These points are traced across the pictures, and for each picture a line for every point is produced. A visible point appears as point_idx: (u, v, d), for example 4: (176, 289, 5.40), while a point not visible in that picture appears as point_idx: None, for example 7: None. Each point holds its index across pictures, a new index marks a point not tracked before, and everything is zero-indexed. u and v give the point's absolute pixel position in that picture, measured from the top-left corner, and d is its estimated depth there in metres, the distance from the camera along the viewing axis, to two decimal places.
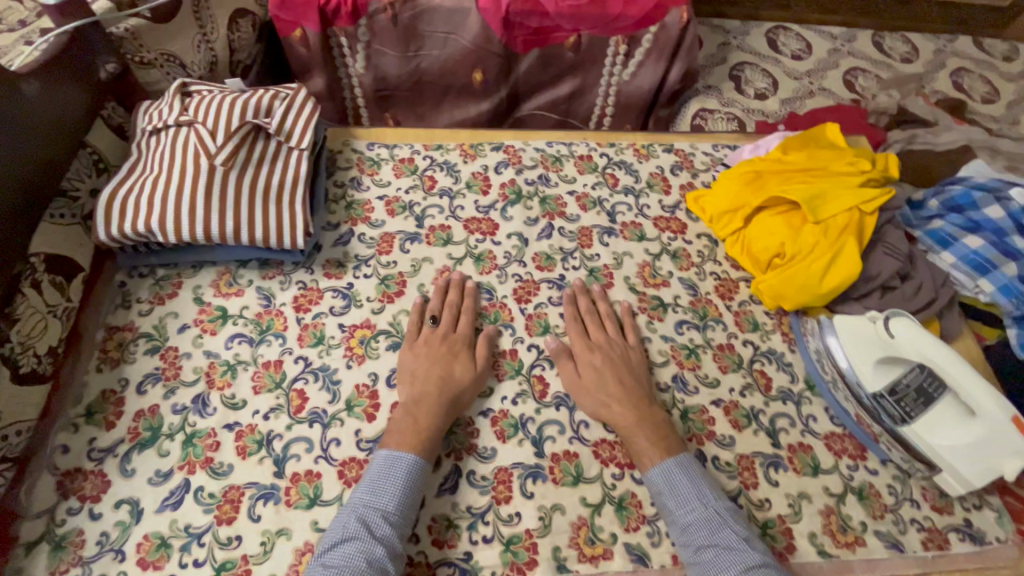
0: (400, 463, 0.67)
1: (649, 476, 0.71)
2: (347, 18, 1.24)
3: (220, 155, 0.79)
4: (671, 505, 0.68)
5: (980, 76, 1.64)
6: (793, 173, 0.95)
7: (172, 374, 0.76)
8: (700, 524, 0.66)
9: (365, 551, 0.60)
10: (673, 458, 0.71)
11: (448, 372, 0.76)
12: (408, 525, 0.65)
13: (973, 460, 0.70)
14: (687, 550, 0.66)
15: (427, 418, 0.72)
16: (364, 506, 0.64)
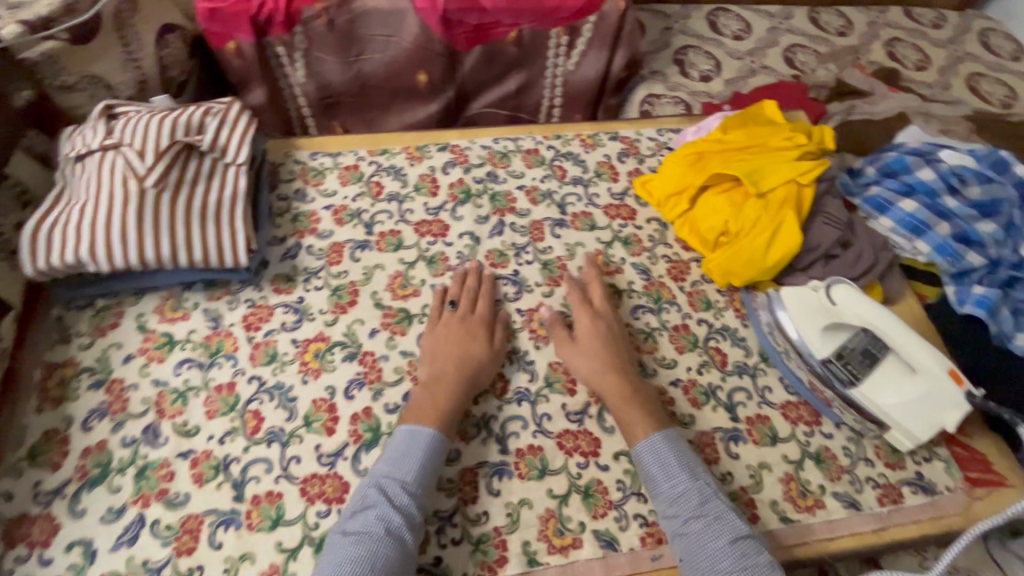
0: (421, 436, 0.69)
1: (639, 452, 0.71)
2: (282, 26, 1.22)
3: (150, 177, 0.76)
4: (658, 477, 0.69)
5: (912, 44, 1.69)
6: (735, 151, 0.97)
7: (119, 408, 0.74)
8: (691, 496, 0.67)
9: (382, 519, 0.62)
10: (660, 432, 0.72)
11: (467, 350, 0.78)
12: (428, 497, 0.67)
13: (919, 416, 0.73)
14: (674, 522, 0.67)
15: (445, 395, 0.73)
16: (385, 477, 0.66)
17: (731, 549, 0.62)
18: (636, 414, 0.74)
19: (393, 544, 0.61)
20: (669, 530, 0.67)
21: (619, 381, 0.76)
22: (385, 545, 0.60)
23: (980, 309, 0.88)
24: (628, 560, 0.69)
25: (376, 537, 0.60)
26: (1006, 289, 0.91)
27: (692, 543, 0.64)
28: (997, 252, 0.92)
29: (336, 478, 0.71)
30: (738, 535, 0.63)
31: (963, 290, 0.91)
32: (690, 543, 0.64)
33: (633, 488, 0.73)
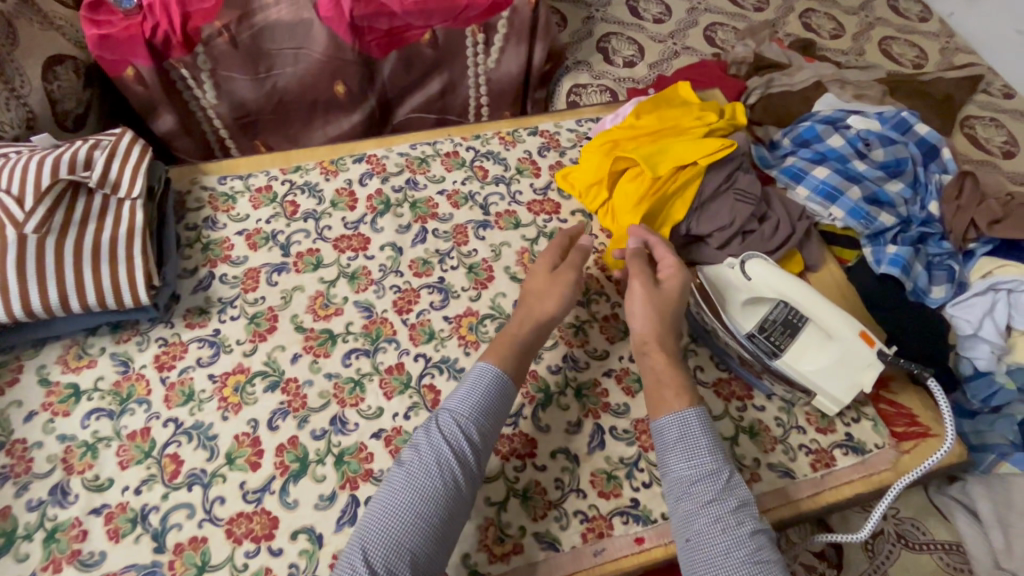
0: (486, 376, 0.70)
1: (662, 425, 0.68)
2: (181, 47, 1.17)
3: (30, 222, 0.72)
4: (680, 454, 0.66)
5: (825, 14, 1.73)
6: (644, 136, 0.98)
7: (22, 470, 0.69)
8: (718, 477, 0.64)
9: (437, 451, 0.63)
10: (694, 408, 0.68)
11: (551, 285, 0.80)
12: (488, 434, 0.67)
13: (840, 380, 0.75)
14: (691, 501, 0.63)
15: (518, 340, 0.75)
16: (447, 410, 0.67)
17: (751, 539, 0.59)
18: (665, 370, 0.73)
19: (446, 477, 0.61)
20: (682, 510, 0.63)
21: (659, 332, 0.75)
22: (437, 477, 0.61)
23: (895, 268, 0.91)
24: (570, 559, 0.68)
25: (431, 468, 0.62)
26: (918, 245, 0.95)
27: (709, 527, 0.61)
28: (906, 210, 0.97)
29: (264, 514, 0.68)
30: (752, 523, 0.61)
31: (878, 250, 0.94)
32: (708, 524, 0.61)
33: (571, 485, 0.73)
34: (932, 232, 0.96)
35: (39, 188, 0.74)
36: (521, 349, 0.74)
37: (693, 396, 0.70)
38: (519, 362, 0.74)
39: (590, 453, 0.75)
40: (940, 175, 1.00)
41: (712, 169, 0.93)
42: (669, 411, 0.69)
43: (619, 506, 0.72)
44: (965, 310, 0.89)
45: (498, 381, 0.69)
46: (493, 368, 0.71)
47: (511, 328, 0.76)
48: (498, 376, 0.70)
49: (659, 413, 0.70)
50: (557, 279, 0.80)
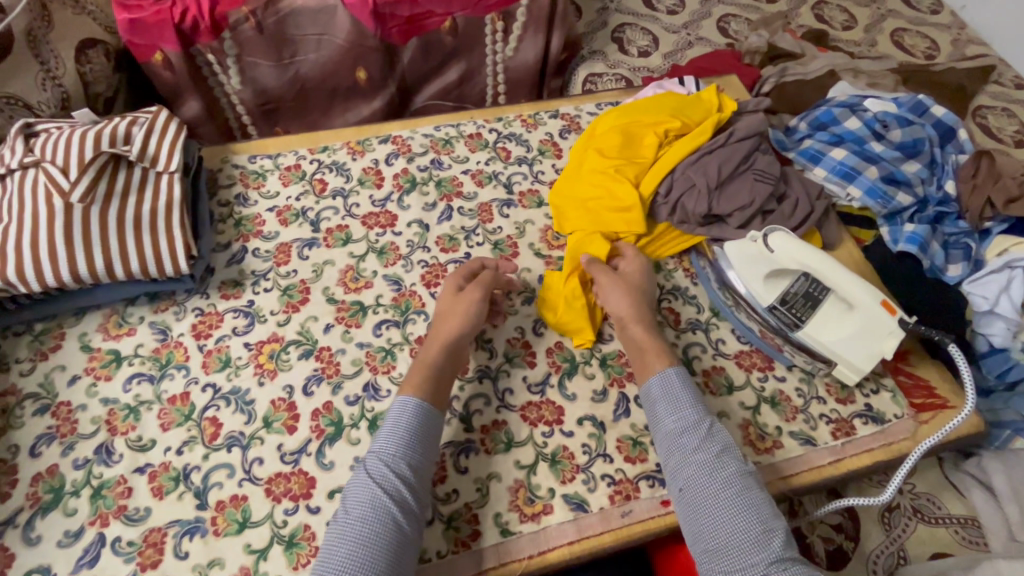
0: (405, 409, 0.69)
1: (648, 386, 0.72)
2: (209, 32, 1.19)
3: (76, 192, 0.75)
4: (667, 410, 0.69)
5: (838, 5, 1.74)
6: (607, 149, 0.95)
7: (68, 431, 0.72)
8: (701, 427, 0.67)
9: (370, 497, 0.62)
10: (672, 367, 0.73)
11: (458, 305, 0.79)
12: (420, 464, 0.66)
13: (861, 349, 0.77)
14: (681, 450, 0.66)
15: (437, 364, 0.74)
16: (372, 457, 0.66)
17: (737, 478, 0.63)
18: (646, 339, 0.77)
19: (382, 519, 0.60)
20: (673, 460, 0.66)
21: (636, 307, 0.80)
22: (373, 520, 0.60)
23: (912, 245, 0.93)
24: (598, 519, 0.70)
25: (364, 514, 0.61)
26: (935, 224, 0.97)
27: (698, 472, 0.64)
28: (922, 191, 0.98)
29: (302, 474, 0.70)
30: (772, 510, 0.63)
31: (895, 230, 0.96)
32: (697, 472, 0.64)
33: (598, 450, 0.75)
34: (949, 211, 0.97)
35: (84, 159, 0.77)
36: (441, 374, 0.73)
37: (672, 354, 0.75)
38: (439, 386, 0.73)
39: (616, 420, 0.77)
40: (957, 155, 1.02)
41: (729, 151, 0.92)
42: (655, 373, 0.72)
43: (645, 471, 0.74)
44: (981, 286, 0.90)
45: (417, 410, 0.69)
46: (411, 399, 0.70)
47: (429, 353, 0.75)
48: (417, 406, 0.69)
49: (645, 376, 0.74)
50: (462, 299, 0.79)
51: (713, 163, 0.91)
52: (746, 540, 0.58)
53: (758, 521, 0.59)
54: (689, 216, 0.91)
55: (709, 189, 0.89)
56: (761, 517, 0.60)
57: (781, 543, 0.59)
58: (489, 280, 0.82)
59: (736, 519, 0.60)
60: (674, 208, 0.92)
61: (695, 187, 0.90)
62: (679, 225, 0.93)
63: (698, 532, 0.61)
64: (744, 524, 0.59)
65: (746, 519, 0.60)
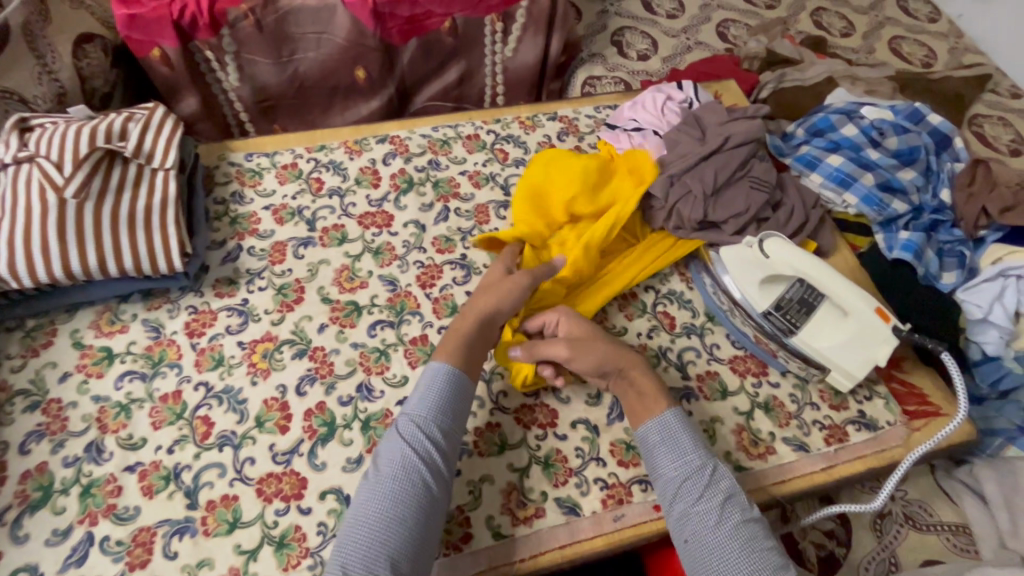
0: (439, 374, 0.69)
1: (645, 435, 0.70)
2: (207, 30, 1.19)
3: (70, 187, 0.74)
4: (669, 458, 0.67)
5: (836, 12, 1.75)
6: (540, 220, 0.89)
7: (58, 428, 0.71)
8: (703, 473, 0.65)
9: (402, 457, 0.62)
10: (669, 415, 0.70)
11: (505, 281, 0.79)
12: (450, 429, 0.67)
13: (855, 355, 0.77)
14: (682, 498, 0.64)
15: (467, 334, 0.74)
16: (405, 418, 0.66)
17: (743, 527, 0.61)
18: (646, 385, 0.73)
19: (413, 479, 0.61)
20: (676, 511, 0.64)
21: (620, 353, 0.75)
22: (404, 479, 0.61)
23: (907, 253, 0.94)
24: (590, 523, 0.70)
25: (395, 474, 0.61)
26: (930, 232, 0.97)
27: (702, 523, 0.62)
28: (918, 198, 0.99)
29: (293, 475, 0.70)
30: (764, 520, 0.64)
31: (890, 237, 0.97)
32: (702, 522, 0.62)
33: (591, 453, 0.75)
34: (944, 219, 0.98)
35: (79, 154, 0.76)
36: (473, 346, 0.74)
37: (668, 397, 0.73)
38: (467, 356, 0.73)
39: (610, 424, 0.77)
40: (952, 163, 1.03)
41: (726, 157, 0.92)
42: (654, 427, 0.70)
43: (638, 475, 0.74)
44: (975, 295, 0.90)
45: (449, 376, 0.69)
46: (444, 363, 0.70)
47: (466, 323, 0.75)
48: (451, 372, 0.70)
49: (640, 423, 0.71)
50: (512, 277, 0.80)
51: (711, 169, 0.91)
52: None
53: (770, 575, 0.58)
54: (685, 221, 0.91)
55: (705, 196, 0.90)
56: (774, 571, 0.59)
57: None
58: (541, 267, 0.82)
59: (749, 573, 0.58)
60: (670, 213, 0.91)
61: (691, 193, 0.90)
62: (674, 230, 0.92)
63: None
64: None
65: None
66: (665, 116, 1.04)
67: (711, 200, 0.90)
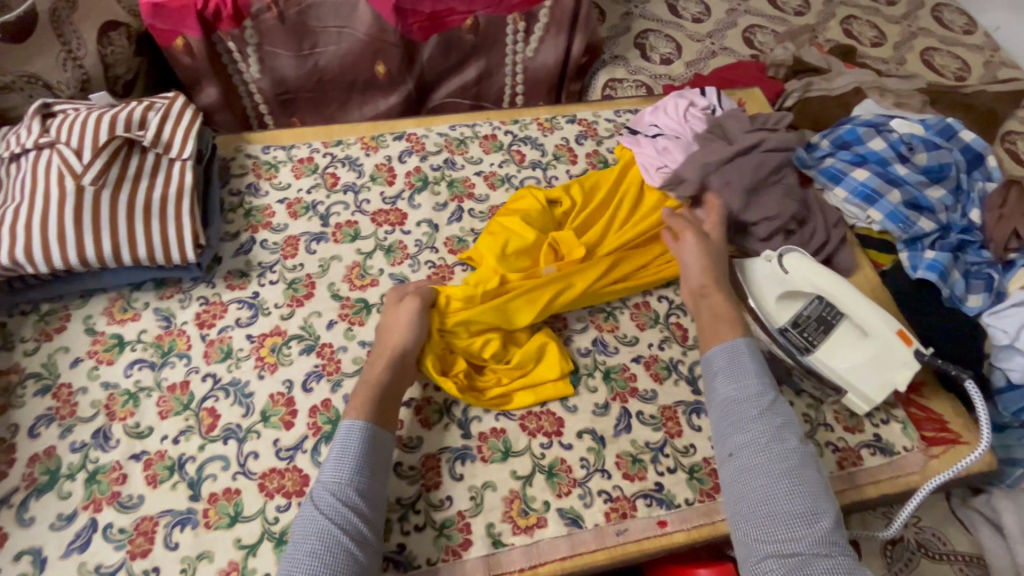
0: (354, 432, 0.66)
1: (712, 354, 0.72)
2: (230, 21, 1.19)
3: (88, 174, 0.75)
4: (733, 377, 0.69)
5: (867, 22, 1.71)
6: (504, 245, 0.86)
7: (67, 413, 0.72)
8: (762, 398, 0.66)
9: (319, 530, 0.59)
10: (744, 339, 0.72)
11: (400, 321, 0.77)
12: (370, 488, 0.63)
13: (873, 378, 0.75)
14: (737, 419, 0.66)
15: (381, 380, 0.72)
16: (320, 486, 0.63)
17: (793, 455, 0.62)
18: (723, 306, 0.77)
19: (331, 550, 0.58)
20: (725, 427, 0.67)
21: (716, 276, 0.81)
22: (323, 552, 0.57)
23: (932, 273, 0.90)
24: (593, 536, 0.69)
25: (313, 548, 0.58)
26: (957, 252, 0.93)
27: (752, 444, 0.64)
28: (946, 217, 0.95)
29: (295, 471, 0.70)
30: (802, 448, 0.64)
31: (916, 256, 0.93)
32: (753, 441, 0.64)
33: (596, 465, 0.73)
34: (972, 240, 0.94)
35: (98, 142, 0.77)
36: (389, 390, 0.72)
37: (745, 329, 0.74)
38: (386, 402, 0.71)
39: (616, 436, 0.76)
40: (984, 182, 0.99)
41: (761, 159, 0.91)
42: (726, 336, 0.73)
43: (643, 489, 0.72)
44: (1002, 319, 0.86)
45: (366, 431, 0.66)
46: (358, 418, 0.67)
47: (374, 371, 0.73)
48: (364, 425, 0.67)
49: (713, 344, 0.73)
50: (399, 313, 0.78)
51: (743, 177, 0.90)
52: (793, 517, 0.58)
53: (810, 502, 0.59)
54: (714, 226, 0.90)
55: (741, 192, 0.89)
56: (812, 500, 0.59)
57: (830, 525, 0.58)
58: (424, 294, 0.80)
59: (784, 498, 0.59)
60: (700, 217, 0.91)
61: (722, 199, 0.90)
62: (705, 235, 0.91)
63: (741, 499, 0.62)
64: (796, 500, 0.59)
65: (796, 506, 0.59)
66: (687, 122, 1.02)
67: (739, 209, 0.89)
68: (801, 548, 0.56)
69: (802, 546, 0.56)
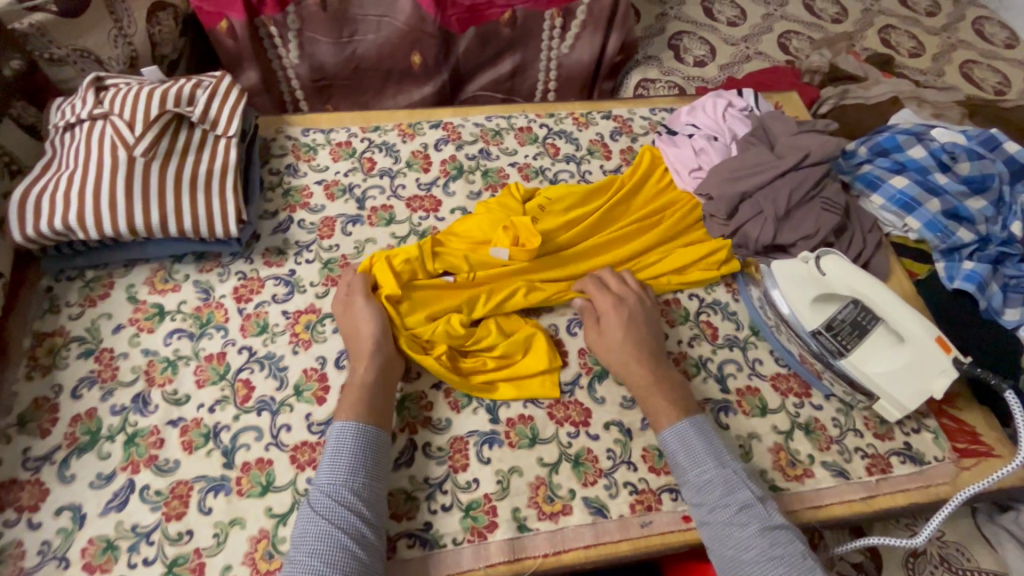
0: (345, 435, 0.65)
1: (663, 439, 0.70)
2: (274, 5, 1.22)
3: (139, 146, 0.77)
4: (686, 464, 0.67)
5: (906, 32, 1.69)
6: (472, 242, 0.87)
7: (109, 376, 0.74)
8: (715, 485, 0.65)
9: (319, 533, 0.58)
10: (688, 420, 0.70)
11: (356, 323, 0.76)
12: (368, 487, 0.63)
13: (908, 385, 0.74)
14: (701, 509, 0.65)
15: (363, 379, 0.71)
16: (317, 490, 0.62)
17: (758, 539, 0.60)
18: (652, 387, 0.73)
19: (333, 551, 0.57)
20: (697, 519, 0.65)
21: (635, 349, 0.76)
22: (325, 554, 0.56)
23: (970, 284, 0.89)
24: (617, 527, 0.69)
25: (314, 552, 0.57)
26: (996, 264, 0.92)
27: (718, 535, 0.62)
28: (986, 228, 0.94)
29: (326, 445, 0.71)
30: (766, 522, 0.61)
31: (953, 266, 0.92)
32: (718, 531, 0.62)
33: (622, 456, 0.74)
34: (1013, 253, 0.92)
35: (149, 116, 0.79)
36: (376, 386, 0.70)
37: (686, 403, 0.72)
38: (376, 397, 0.70)
39: (643, 429, 0.76)
40: None
41: (803, 175, 0.91)
42: (665, 425, 0.70)
43: (669, 484, 0.72)
44: None
45: (358, 433, 0.65)
46: (351, 419, 0.66)
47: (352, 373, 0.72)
48: (361, 425, 0.66)
49: (662, 425, 0.71)
50: (356, 309, 0.77)
51: (784, 190, 0.90)
52: None
53: None
54: (750, 242, 0.90)
55: (786, 205, 0.89)
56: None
57: None
58: (364, 286, 0.79)
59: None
60: (736, 233, 0.91)
61: (762, 214, 0.90)
62: (736, 249, 0.92)
63: None
64: None
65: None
66: (726, 121, 1.03)
67: (777, 223, 0.89)
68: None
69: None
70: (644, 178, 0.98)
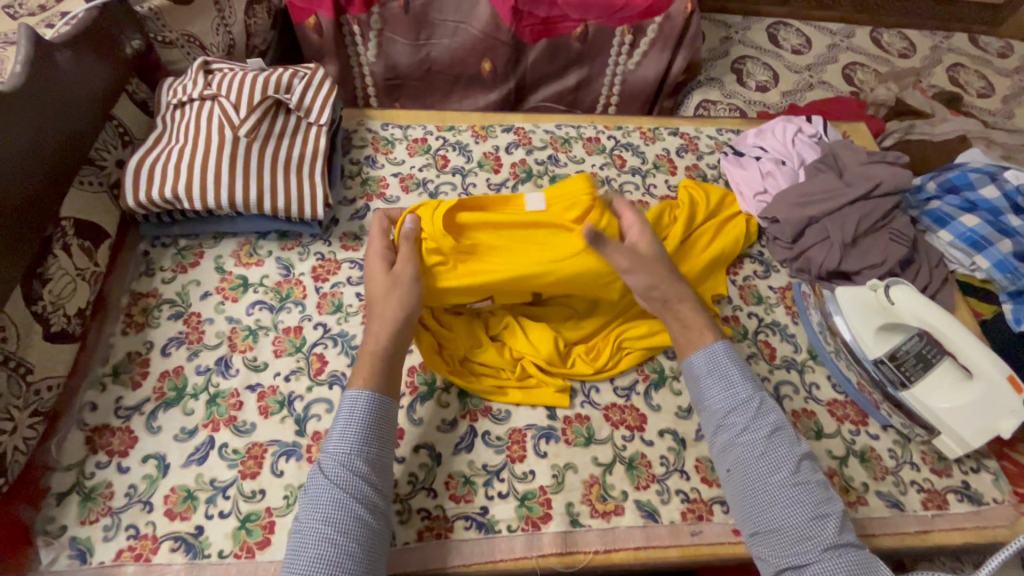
0: (358, 405, 0.65)
1: (691, 362, 0.72)
2: (360, 6, 1.28)
3: (244, 127, 0.83)
4: (715, 387, 0.70)
5: (975, 71, 1.66)
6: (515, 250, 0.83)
7: (196, 338, 0.79)
8: (749, 405, 0.67)
9: (332, 500, 0.59)
10: (719, 343, 0.73)
11: (378, 286, 0.75)
12: (377, 457, 0.64)
13: (971, 422, 0.74)
14: (737, 471, 0.65)
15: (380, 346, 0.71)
16: (328, 456, 0.62)
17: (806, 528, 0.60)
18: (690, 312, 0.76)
19: (347, 520, 0.58)
20: (719, 442, 0.68)
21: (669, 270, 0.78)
22: (339, 521, 0.58)
23: None
24: (668, 532, 0.70)
25: (328, 518, 0.58)
26: None
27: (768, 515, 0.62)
28: None
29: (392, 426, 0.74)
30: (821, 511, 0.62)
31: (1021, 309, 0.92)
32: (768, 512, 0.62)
33: (676, 464, 0.75)
34: None
35: (253, 101, 0.85)
36: (390, 358, 0.71)
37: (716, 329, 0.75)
38: (388, 370, 0.70)
39: (697, 440, 0.77)
40: None
41: (873, 205, 0.91)
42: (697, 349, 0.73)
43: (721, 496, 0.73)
44: None
45: (370, 404, 0.65)
46: (361, 388, 0.67)
47: (371, 339, 0.71)
48: (371, 396, 0.66)
49: (688, 353, 0.74)
50: (378, 273, 0.76)
51: (852, 218, 0.90)
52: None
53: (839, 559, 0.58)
54: (812, 266, 0.92)
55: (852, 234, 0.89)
56: (814, 502, 0.61)
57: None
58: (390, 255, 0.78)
59: (787, 506, 0.61)
60: (799, 257, 0.93)
61: (828, 240, 0.91)
62: (797, 272, 0.94)
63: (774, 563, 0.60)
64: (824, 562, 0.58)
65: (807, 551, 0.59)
66: (794, 146, 1.04)
67: (842, 250, 0.90)
68: (810, 559, 0.58)
69: (807, 557, 0.58)
70: (701, 200, 0.97)
